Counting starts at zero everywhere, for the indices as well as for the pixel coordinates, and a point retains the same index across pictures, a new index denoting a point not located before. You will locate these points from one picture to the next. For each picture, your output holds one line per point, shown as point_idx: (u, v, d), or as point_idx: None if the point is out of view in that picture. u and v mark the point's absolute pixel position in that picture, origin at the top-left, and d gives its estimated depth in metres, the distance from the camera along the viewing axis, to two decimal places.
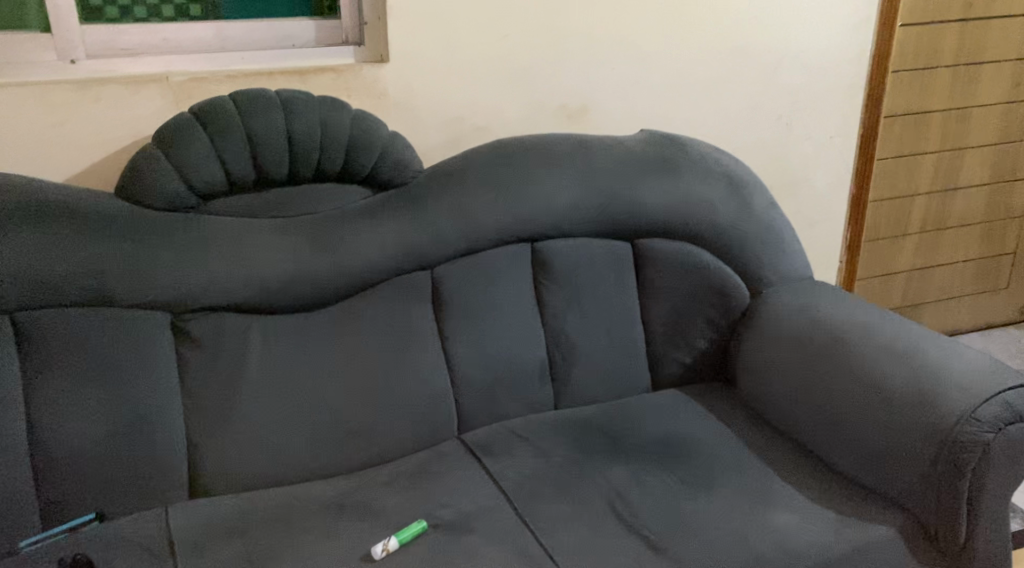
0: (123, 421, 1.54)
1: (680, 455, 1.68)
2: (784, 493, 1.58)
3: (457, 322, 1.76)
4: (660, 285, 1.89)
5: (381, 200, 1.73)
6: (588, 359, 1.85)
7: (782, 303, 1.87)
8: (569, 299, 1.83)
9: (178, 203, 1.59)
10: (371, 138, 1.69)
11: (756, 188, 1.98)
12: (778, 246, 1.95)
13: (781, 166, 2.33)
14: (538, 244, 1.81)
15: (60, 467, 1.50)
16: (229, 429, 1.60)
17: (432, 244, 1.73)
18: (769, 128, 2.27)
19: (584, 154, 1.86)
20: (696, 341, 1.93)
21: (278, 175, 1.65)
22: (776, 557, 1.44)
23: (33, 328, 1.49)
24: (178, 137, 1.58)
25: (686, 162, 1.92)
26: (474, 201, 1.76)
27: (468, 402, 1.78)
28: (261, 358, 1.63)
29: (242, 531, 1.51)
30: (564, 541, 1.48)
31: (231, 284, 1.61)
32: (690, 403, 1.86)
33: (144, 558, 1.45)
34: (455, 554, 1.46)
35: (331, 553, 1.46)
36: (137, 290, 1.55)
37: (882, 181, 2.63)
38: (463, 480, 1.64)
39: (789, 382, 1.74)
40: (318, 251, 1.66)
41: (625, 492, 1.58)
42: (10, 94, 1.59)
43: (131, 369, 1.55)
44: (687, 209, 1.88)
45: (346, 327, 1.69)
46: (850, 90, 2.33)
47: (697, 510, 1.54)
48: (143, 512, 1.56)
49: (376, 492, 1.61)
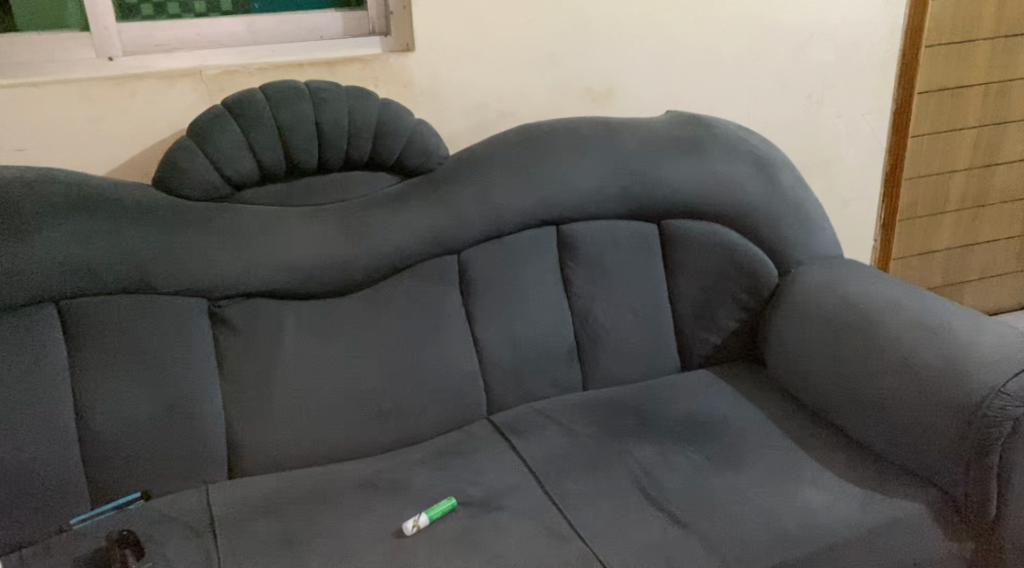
0: (164, 403, 1.60)
1: (708, 433, 1.69)
2: (812, 470, 1.58)
3: (485, 305, 1.79)
4: (687, 265, 1.90)
5: (409, 187, 1.76)
6: (616, 340, 1.87)
7: (811, 281, 1.86)
8: (596, 280, 1.85)
9: (212, 193, 1.65)
10: (397, 126, 1.73)
11: (784, 168, 1.98)
12: (806, 224, 1.95)
13: (812, 145, 2.31)
14: (564, 227, 1.84)
15: (106, 448, 1.57)
16: (265, 411, 1.66)
17: (459, 229, 1.76)
18: (799, 106, 2.26)
19: (610, 137, 1.87)
20: (725, 322, 1.93)
21: (309, 164, 1.70)
22: (802, 532, 1.45)
23: (78, 314, 1.56)
24: (211, 129, 1.63)
25: (712, 143, 1.92)
26: (500, 186, 1.78)
27: (497, 383, 1.81)
28: (295, 341, 1.68)
29: (279, 509, 1.56)
30: (591, 516, 1.51)
31: (265, 270, 1.66)
32: (717, 382, 1.87)
33: (186, 535, 1.51)
34: (484, 529, 1.49)
35: (364, 530, 1.51)
36: (175, 277, 1.61)
37: (919, 158, 2.59)
38: (492, 459, 1.67)
39: (817, 358, 1.74)
40: (348, 237, 1.70)
41: (652, 470, 1.60)
42: (51, 91, 1.65)
43: (171, 353, 1.61)
44: (712, 189, 1.88)
45: (377, 311, 1.73)
46: (882, 67, 2.30)
47: (723, 486, 1.55)
48: (185, 491, 1.62)
49: (408, 471, 1.65)
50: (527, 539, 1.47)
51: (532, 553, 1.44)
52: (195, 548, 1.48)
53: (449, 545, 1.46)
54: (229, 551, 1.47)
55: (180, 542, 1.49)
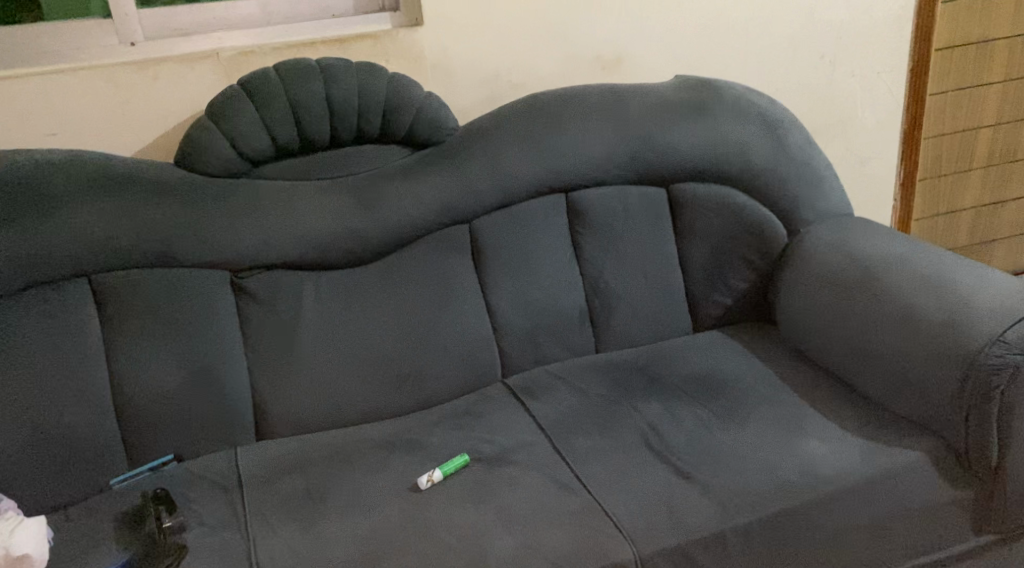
0: (192, 370, 1.69)
1: (716, 390, 1.73)
2: (817, 422, 1.61)
3: (497, 271, 1.85)
4: (696, 228, 1.93)
5: (419, 159, 1.82)
6: (627, 303, 1.91)
7: (820, 240, 1.88)
8: (606, 245, 1.89)
9: (230, 169, 1.72)
10: (405, 100, 1.78)
11: (793, 129, 1.99)
12: (814, 184, 1.97)
13: (826, 105, 2.31)
14: (573, 194, 1.88)
15: (140, 413, 1.66)
16: (288, 377, 1.74)
17: (468, 198, 1.81)
18: (813, 66, 2.25)
19: (617, 104, 1.90)
20: (735, 283, 1.96)
21: (322, 139, 1.76)
22: (802, 481, 1.48)
23: (109, 288, 1.65)
24: (227, 107, 1.70)
25: (719, 106, 1.94)
26: (508, 155, 1.83)
27: (512, 347, 1.87)
28: (314, 310, 1.75)
29: (302, 468, 1.64)
30: (597, 470, 1.56)
31: (282, 242, 1.73)
32: (728, 342, 1.91)
33: (216, 493, 1.60)
34: (494, 484, 1.56)
35: (381, 485, 1.58)
36: (198, 250, 1.69)
37: (944, 115, 2.55)
38: (505, 419, 1.73)
39: (823, 314, 1.76)
40: (361, 209, 1.76)
41: (659, 426, 1.65)
42: (78, 78, 1.74)
43: (197, 323, 1.69)
44: (719, 151, 1.91)
45: (392, 279, 1.80)
46: (897, 24, 2.28)
47: (729, 439, 1.59)
48: (215, 453, 1.72)
49: (424, 431, 1.72)
50: (535, 492, 1.53)
51: (540, 504, 1.50)
52: (223, 504, 1.57)
53: (461, 498, 1.53)
54: (254, 506, 1.56)
55: (209, 499, 1.59)
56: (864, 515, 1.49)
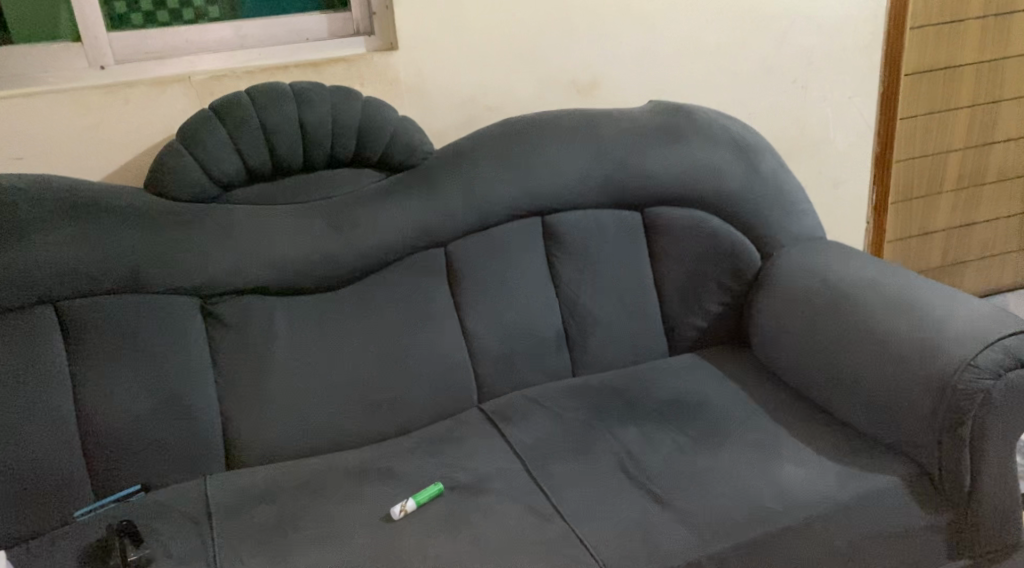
0: (161, 398, 1.65)
1: (693, 414, 1.72)
2: (793, 445, 1.60)
3: (473, 295, 1.83)
4: (672, 252, 1.92)
5: (394, 183, 1.81)
6: (604, 326, 1.90)
7: (794, 263, 1.88)
8: (581, 269, 1.88)
9: (202, 194, 1.70)
10: (380, 124, 1.77)
11: (766, 153, 2.00)
12: (788, 207, 1.97)
13: (800, 129, 2.33)
14: (549, 218, 1.87)
15: (107, 443, 1.63)
16: (260, 404, 1.71)
17: (443, 222, 1.80)
18: (785, 91, 2.27)
19: (591, 129, 1.90)
20: (711, 306, 1.95)
21: (295, 164, 1.75)
22: (780, 506, 1.47)
23: (75, 316, 1.61)
24: (198, 132, 1.68)
25: (692, 130, 1.94)
26: (483, 179, 1.82)
27: (488, 372, 1.85)
28: (286, 335, 1.73)
29: (272, 498, 1.61)
30: (573, 497, 1.54)
31: (254, 267, 1.70)
32: (704, 365, 1.90)
33: (184, 524, 1.56)
34: (469, 512, 1.53)
35: (354, 515, 1.55)
36: (169, 276, 1.66)
37: (914, 139, 2.57)
38: (481, 445, 1.71)
39: (798, 338, 1.76)
40: (334, 233, 1.75)
41: (635, 451, 1.63)
42: (47, 101, 1.71)
43: (166, 350, 1.66)
44: (693, 175, 1.91)
45: (365, 304, 1.78)
46: (867, 50, 2.31)
47: (706, 464, 1.58)
48: (185, 481, 1.68)
49: (399, 458, 1.70)
50: (511, 520, 1.50)
51: (516, 533, 1.47)
52: (191, 536, 1.53)
53: (435, 527, 1.51)
54: (224, 537, 1.52)
55: (177, 531, 1.55)
56: (841, 541, 1.48)
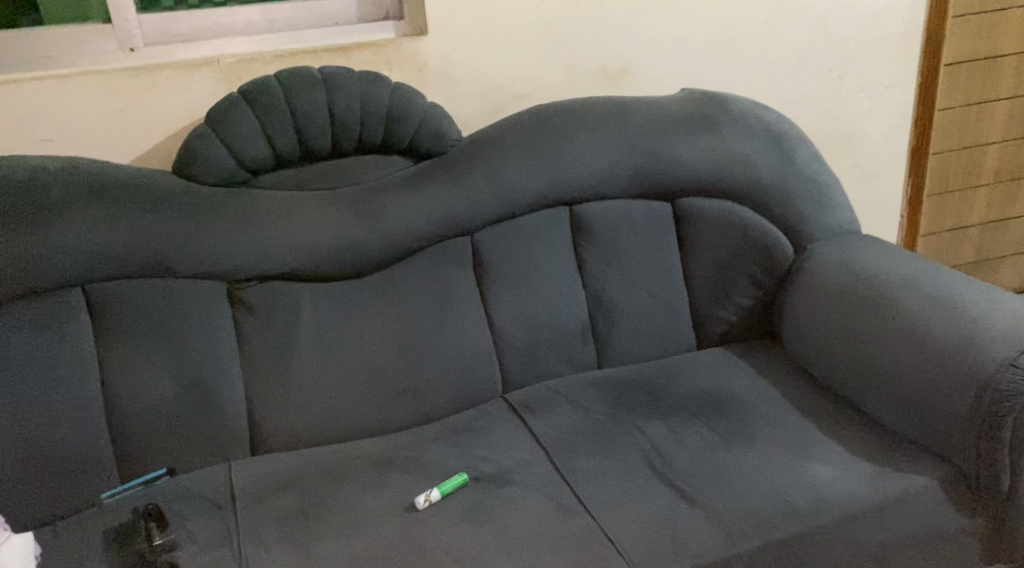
0: (187, 383, 1.66)
1: (720, 410, 1.70)
2: (823, 444, 1.58)
3: (498, 284, 1.81)
4: (701, 243, 1.89)
5: (421, 170, 1.79)
6: (631, 318, 1.88)
7: (828, 258, 1.84)
8: (609, 260, 1.86)
9: (230, 178, 1.69)
10: (408, 110, 1.75)
11: (801, 143, 1.96)
12: (822, 200, 1.93)
13: (834, 120, 2.28)
14: (577, 208, 1.85)
15: (133, 426, 1.63)
16: (285, 391, 1.70)
17: (470, 210, 1.78)
18: (820, 80, 2.22)
19: (622, 117, 1.87)
20: (741, 300, 1.92)
21: (322, 149, 1.73)
22: (809, 505, 1.44)
23: (103, 299, 1.62)
24: (228, 116, 1.67)
25: (726, 119, 1.91)
26: (511, 167, 1.80)
27: (512, 362, 1.84)
28: (312, 323, 1.72)
29: (296, 485, 1.60)
30: (598, 491, 1.52)
31: (281, 253, 1.70)
32: (732, 360, 1.87)
33: (208, 510, 1.56)
34: (493, 504, 1.52)
35: (377, 505, 1.54)
36: (195, 261, 1.66)
37: (951, 132, 2.51)
38: (505, 436, 1.70)
39: (831, 335, 1.73)
40: (361, 220, 1.73)
41: (662, 446, 1.61)
42: (77, 83, 1.71)
43: (192, 335, 1.66)
44: (725, 166, 1.87)
45: (391, 292, 1.76)
46: (905, 39, 2.26)
47: (733, 461, 1.55)
48: (210, 466, 1.69)
49: (423, 448, 1.69)
50: (535, 513, 1.49)
51: (540, 525, 1.46)
52: (216, 522, 1.53)
53: (459, 519, 1.49)
54: (248, 524, 1.52)
55: (201, 516, 1.55)
56: (872, 542, 1.45)
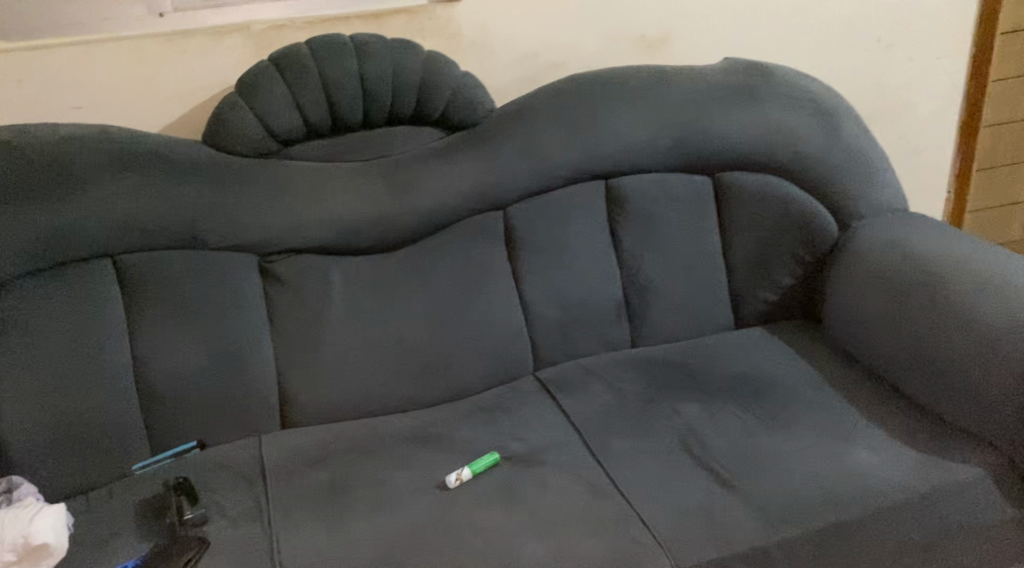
0: (217, 355, 1.64)
1: (758, 392, 1.65)
2: (865, 430, 1.53)
3: (531, 260, 1.77)
4: (742, 220, 1.84)
5: (454, 142, 1.74)
6: (667, 296, 1.83)
7: (873, 236, 1.78)
8: (646, 236, 1.81)
9: (260, 149, 1.66)
10: (442, 79, 1.70)
11: (848, 117, 1.88)
12: (868, 176, 1.86)
13: (881, 91, 2.19)
14: (614, 182, 1.80)
15: (164, 398, 1.62)
16: (315, 366, 1.69)
17: (504, 184, 1.74)
18: (869, 49, 2.13)
19: (662, 87, 1.81)
20: (781, 279, 1.87)
21: (354, 120, 1.69)
22: (850, 493, 1.40)
23: (133, 271, 1.60)
24: (258, 85, 1.64)
25: (770, 91, 1.84)
26: (546, 140, 1.75)
27: (545, 340, 1.80)
28: (342, 297, 1.70)
29: (326, 461, 1.59)
30: (633, 474, 1.49)
31: (312, 226, 1.67)
32: (771, 340, 1.82)
33: (238, 484, 1.55)
34: (525, 484, 1.50)
35: (408, 482, 1.53)
36: (225, 233, 1.63)
37: (1009, 103, 2.39)
38: (537, 415, 1.67)
39: (876, 316, 1.67)
40: (392, 193, 1.70)
41: (697, 428, 1.57)
42: (107, 49, 1.68)
43: (221, 307, 1.64)
44: (768, 140, 1.81)
45: (422, 267, 1.73)
46: (958, 7, 2.16)
47: (772, 445, 1.51)
48: (240, 440, 1.68)
49: (454, 425, 1.67)
50: (568, 494, 1.46)
51: (573, 508, 1.43)
52: (245, 497, 1.52)
53: (490, 499, 1.47)
54: (278, 499, 1.51)
55: (231, 491, 1.54)
56: (914, 532, 1.41)
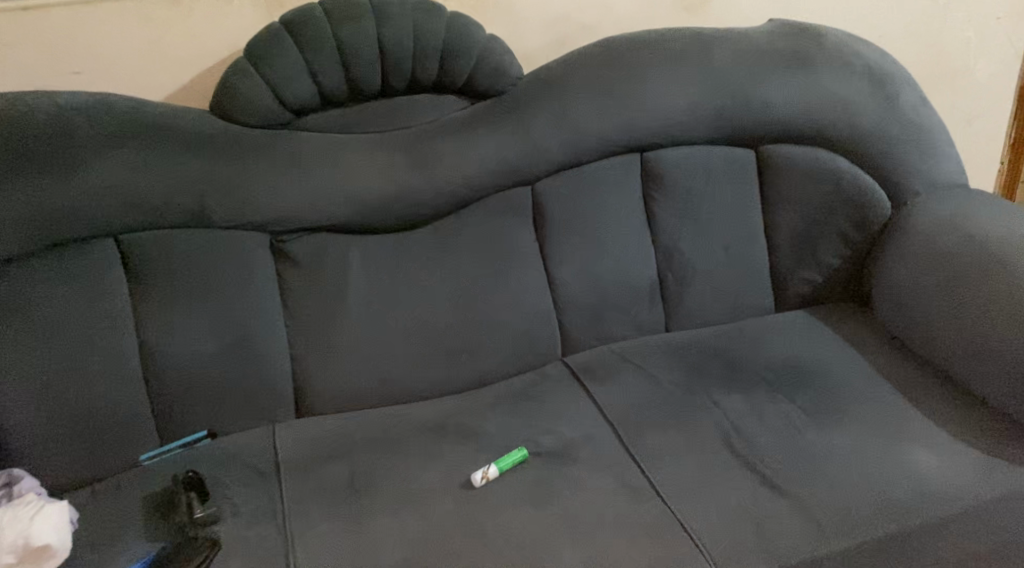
0: (227, 341, 1.54)
1: (805, 383, 1.55)
2: (923, 429, 1.42)
3: (561, 239, 1.66)
4: (787, 196, 1.71)
5: (479, 111, 1.62)
6: (705, 277, 1.72)
7: (930, 215, 1.65)
8: (684, 213, 1.69)
9: (272, 119, 1.54)
10: (467, 44, 1.58)
11: (905, 85, 1.74)
12: (925, 149, 1.73)
13: (934, 55, 2.04)
14: (651, 155, 1.67)
15: (172, 386, 1.53)
16: (331, 351, 1.59)
17: (532, 157, 1.62)
18: (923, 10, 1.98)
19: (704, 52, 1.67)
20: (827, 259, 1.75)
21: (372, 88, 1.57)
22: (909, 500, 1.30)
23: (138, 251, 1.50)
24: (269, 50, 1.51)
25: (822, 56, 1.70)
26: (578, 110, 1.62)
27: (574, 323, 1.69)
28: (360, 279, 1.59)
29: (345, 454, 1.50)
30: (673, 474, 1.39)
31: (327, 202, 1.56)
32: (816, 325, 1.71)
33: (251, 479, 1.47)
34: (556, 483, 1.40)
35: (432, 479, 1.43)
36: (235, 210, 1.53)
37: None
38: (568, 405, 1.57)
39: (934, 303, 1.55)
40: (413, 167, 1.58)
41: (740, 423, 1.47)
42: (107, 11, 1.56)
43: (232, 289, 1.54)
44: (818, 109, 1.68)
45: (445, 246, 1.62)
46: None
47: (822, 443, 1.41)
48: (253, 428, 1.59)
49: (478, 415, 1.57)
50: (604, 495, 1.37)
51: (609, 510, 1.34)
52: (259, 493, 1.44)
53: (520, 499, 1.38)
54: (295, 496, 1.42)
55: (245, 486, 1.45)
56: (978, 541, 1.31)
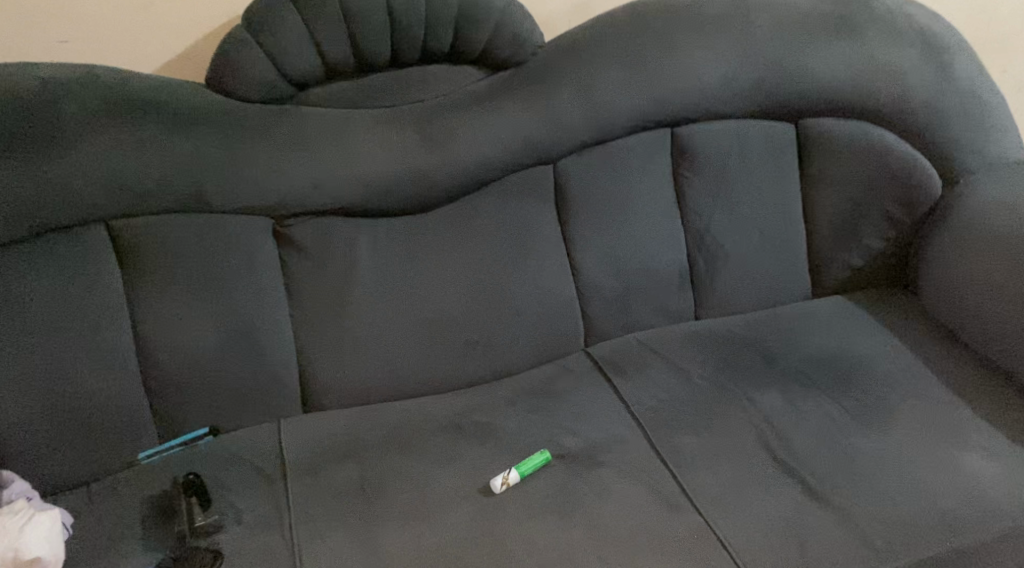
0: (228, 333, 1.44)
1: (848, 380, 1.44)
2: (979, 433, 1.32)
3: (585, 222, 1.54)
4: (829, 174, 1.59)
5: (497, 84, 1.49)
6: (739, 262, 1.60)
7: (986, 196, 1.53)
8: (717, 193, 1.57)
9: (273, 93, 1.42)
10: (483, 10, 1.45)
11: (960, 52, 1.60)
12: (981, 122, 1.59)
13: (985, 19, 1.90)
14: (682, 131, 1.55)
15: (170, 381, 1.43)
16: (339, 344, 1.48)
17: (554, 134, 1.50)
18: None
19: (742, 18, 1.54)
20: (870, 242, 1.63)
21: (381, 58, 1.44)
22: (967, 514, 1.20)
23: (130, 237, 1.39)
24: (269, 17, 1.38)
25: (870, 21, 1.56)
26: (604, 82, 1.50)
27: (598, 312, 1.59)
28: (369, 266, 1.48)
29: (356, 455, 1.41)
30: (708, 481, 1.29)
31: (334, 184, 1.45)
32: (857, 314, 1.60)
33: (256, 482, 1.38)
34: (583, 490, 1.30)
35: (448, 484, 1.34)
36: (234, 193, 1.42)
37: None
38: (592, 401, 1.47)
39: (990, 293, 1.43)
40: (426, 146, 1.47)
41: (780, 425, 1.37)
42: None
43: (232, 278, 1.43)
44: (863, 80, 1.55)
45: (460, 231, 1.51)
46: None
47: (869, 448, 1.30)
48: (257, 425, 1.49)
49: (497, 413, 1.47)
50: (634, 505, 1.27)
51: (640, 521, 1.24)
52: (265, 498, 1.35)
53: (544, 508, 1.28)
54: (303, 502, 1.33)
55: (249, 490, 1.36)
56: None
